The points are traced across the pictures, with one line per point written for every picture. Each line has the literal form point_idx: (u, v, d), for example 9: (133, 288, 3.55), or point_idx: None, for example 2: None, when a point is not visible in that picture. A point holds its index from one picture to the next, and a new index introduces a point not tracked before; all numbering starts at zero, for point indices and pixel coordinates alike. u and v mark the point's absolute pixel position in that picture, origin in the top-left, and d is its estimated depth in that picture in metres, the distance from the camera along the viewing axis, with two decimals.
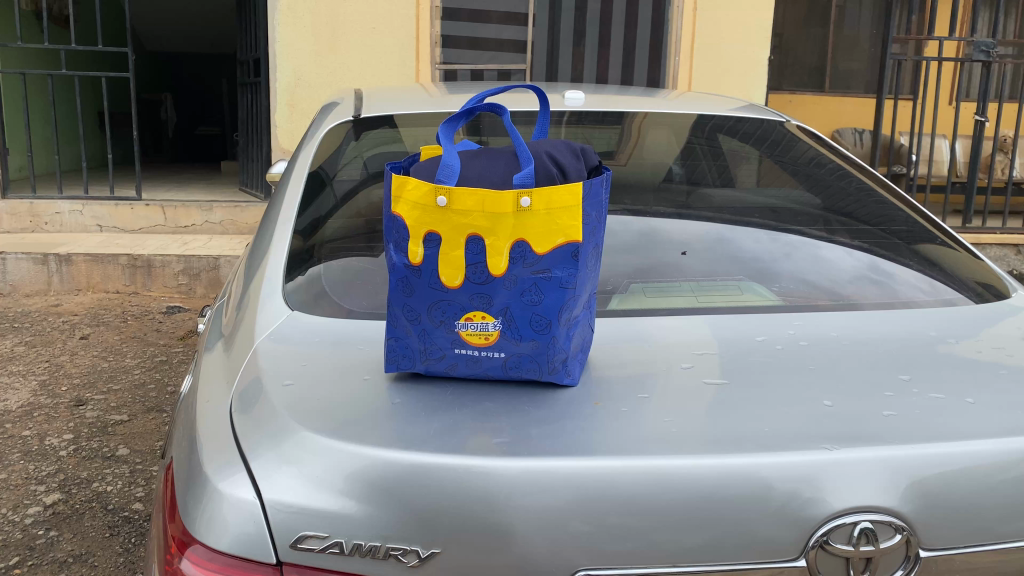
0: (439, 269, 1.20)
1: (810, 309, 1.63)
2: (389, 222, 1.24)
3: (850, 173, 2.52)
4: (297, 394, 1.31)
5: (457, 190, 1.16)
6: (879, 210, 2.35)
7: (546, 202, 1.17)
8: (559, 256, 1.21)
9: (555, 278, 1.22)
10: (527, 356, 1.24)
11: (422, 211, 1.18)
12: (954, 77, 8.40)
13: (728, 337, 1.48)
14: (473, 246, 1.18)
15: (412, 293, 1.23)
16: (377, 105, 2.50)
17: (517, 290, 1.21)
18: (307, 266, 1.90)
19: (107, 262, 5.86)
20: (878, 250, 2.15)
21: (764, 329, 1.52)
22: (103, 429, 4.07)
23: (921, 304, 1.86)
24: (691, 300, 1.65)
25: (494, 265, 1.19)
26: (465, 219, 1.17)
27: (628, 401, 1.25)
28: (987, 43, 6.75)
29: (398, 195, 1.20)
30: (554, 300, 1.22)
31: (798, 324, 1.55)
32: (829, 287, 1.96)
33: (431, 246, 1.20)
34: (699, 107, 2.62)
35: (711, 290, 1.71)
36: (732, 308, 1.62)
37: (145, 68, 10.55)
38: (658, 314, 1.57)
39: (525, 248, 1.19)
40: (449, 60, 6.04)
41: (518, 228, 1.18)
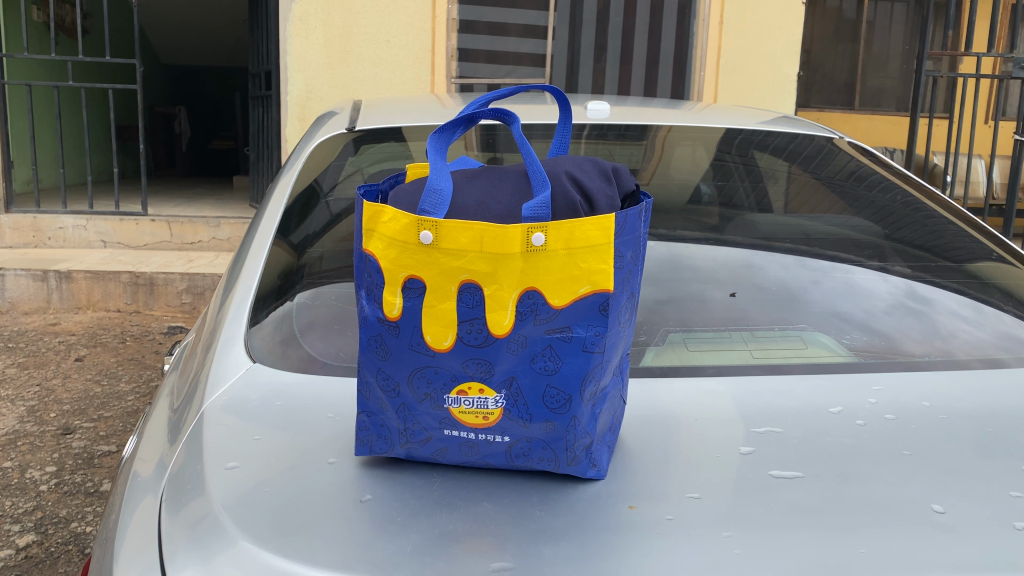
0: (423, 325, 0.90)
1: (892, 368, 1.32)
2: (362, 264, 0.95)
3: (895, 185, 2.17)
4: (244, 485, 1.02)
5: (447, 221, 0.86)
6: (934, 227, 1.99)
7: (567, 238, 0.87)
8: (582, 310, 0.91)
9: (577, 339, 0.92)
10: (539, 439, 0.94)
11: (401, 250, 0.89)
12: (991, 96, 8.05)
13: (796, 409, 1.17)
14: (467, 296, 0.89)
15: (387, 356, 0.93)
16: (377, 117, 2.20)
17: (528, 355, 0.91)
18: (283, 297, 1.61)
19: (108, 279, 5.60)
20: (940, 279, 1.80)
21: (838, 397, 1.21)
22: (90, 461, 3.72)
23: (975, 345, 1.57)
24: (744, 355, 1.33)
25: (496, 322, 0.89)
26: (459, 261, 0.87)
27: (669, 503, 0.94)
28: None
29: (371, 227, 0.91)
30: (575, 368, 0.92)
31: (880, 389, 1.24)
32: (863, 320, 1.65)
33: (413, 298, 0.90)
34: (727, 116, 2.30)
35: (766, 338, 1.40)
36: (796, 366, 1.31)
37: (159, 81, 10.39)
38: (705, 374, 1.26)
39: (537, 299, 0.89)
40: (465, 74, 5.77)
41: (528, 274, 0.88)
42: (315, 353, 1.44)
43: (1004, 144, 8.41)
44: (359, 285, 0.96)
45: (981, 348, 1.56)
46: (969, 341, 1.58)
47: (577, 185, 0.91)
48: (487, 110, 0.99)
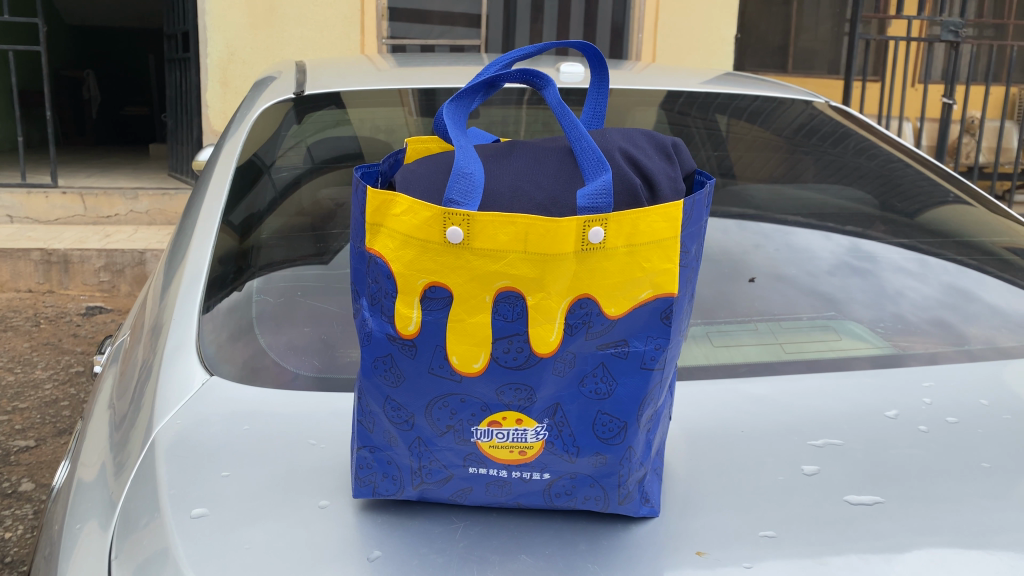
0: (448, 344, 0.72)
1: (936, 360, 1.20)
2: (363, 267, 0.76)
3: (849, 133, 2.03)
4: (216, 537, 0.82)
5: (484, 215, 0.68)
6: (896, 181, 1.88)
7: (633, 232, 0.70)
8: (642, 321, 0.74)
9: (639, 356, 0.75)
10: (587, 475, 0.78)
11: (423, 252, 0.70)
12: (919, 58, 8.12)
13: (849, 416, 1.04)
14: (505, 307, 0.71)
15: (399, 384, 0.75)
16: (324, 82, 1.96)
17: (577, 376, 0.74)
18: (232, 287, 1.38)
19: (17, 257, 5.18)
20: (925, 247, 1.65)
21: (887, 397, 1.09)
22: (5, 459, 3.37)
23: (924, 305, 1.47)
24: (774, 350, 1.20)
25: (541, 339, 0.72)
26: (497, 263, 0.69)
27: (742, 546, 0.80)
28: (957, 25, 6.14)
29: (379, 220, 0.72)
30: (629, 389, 0.76)
31: (930, 385, 1.12)
32: (806, 283, 1.52)
33: (436, 312, 0.71)
34: (664, 78, 2.09)
35: (791, 329, 1.26)
36: (832, 361, 1.17)
37: (63, 44, 9.71)
38: (738, 377, 1.11)
39: (590, 307, 0.72)
40: (397, 34, 5.48)
41: (582, 278, 0.71)
42: (270, 348, 1.23)
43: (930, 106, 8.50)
44: (360, 294, 0.76)
45: (930, 310, 1.45)
46: (917, 301, 1.48)
47: (634, 165, 0.75)
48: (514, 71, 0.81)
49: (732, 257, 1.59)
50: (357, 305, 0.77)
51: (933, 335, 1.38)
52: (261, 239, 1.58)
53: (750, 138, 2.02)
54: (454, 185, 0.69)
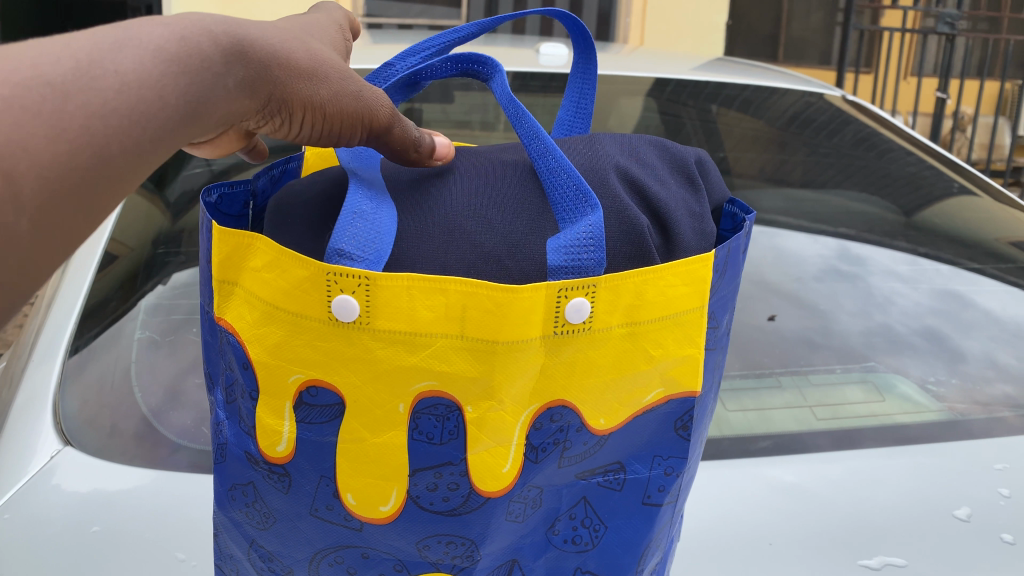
0: (338, 475, 0.52)
1: (1005, 431, 0.94)
2: (212, 348, 0.56)
3: (849, 120, 1.76)
4: None
5: (386, 279, 0.48)
6: (903, 177, 1.60)
7: (627, 318, 0.51)
8: (639, 438, 0.55)
9: (634, 483, 0.56)
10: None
11: (298, 336, 0.50)
12: (914, 51, 7.87)
13: (898, 511, 0.79)
14: (428, 420, 0.51)
15: (272, 523, 0.55)
16: None
17: (544, 516, 0.55)
18: (112, 317, 1.01)
19: None
20: (930, 249, 1.38)
21: (952, 485, 0.83)
22: None
23: (914, 313, 1.18)
24: (803, 416, 0.94)
25: (487, 471, 0.52)
26: (417, 357, 0.49)
27: None
28: (951, 15, 5.76)
29: (238, 289, 0.52)
30: (622, 531, 0.57)
31: (1004, 469, 0.86)
32: (790, 291, 1.22)
33: (323, 427, 0.51)
34: (659, 66, 1.81)
35: (819, 385, 1.01)
36: (876, 431, 0.92)
37: None
38: (759, 458, 0.86)
39: (569, 419, 0.52)
40: (373, 13, 5.17)
41: (552, 382, 0.51)
42: (153, 415, 0.89)
43: (925, 101, 8.26)
44: (217, 385, 0.56)
45: (922, 318, 1.17)
46: (908, 310, 1.19)
47: (636, 193, 0.55)
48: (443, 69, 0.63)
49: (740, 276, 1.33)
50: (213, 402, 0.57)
51: (926, 355, 1.10)
52: (191, 227, 1.21)
53: (742, 130, 1.71)
54: (350, 226, 0.49)
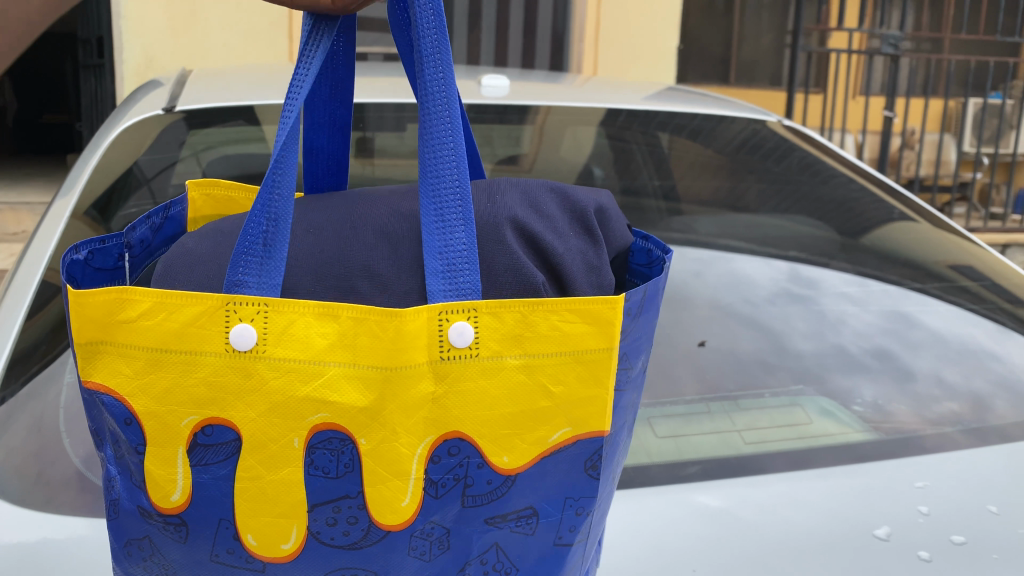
0: (238, 516, 0.54)
1: (941, 446, 0.99)
2: (90, 409, 0.55)
3: (794, 148, 1.77)
4: None
5: (282, 306, 0.50)
6: (842, 203, 1.64)
7: (519, 355, 0.53)
8: (548, 478, 0.57)
9: (542, 524, 0.58)
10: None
11: (190, 375, 0.51)
12: (862, 71, 8.03)
13: (820, 533, 0.81)
14: (323, 452, 0.53)
15: (173, 574, 0.56)
16: (200, 95, 1.58)
17: (454, 557, 0.57)
18: (42, 362, 0.99)
19: None
20: (874, 270, 1.42)
21: (874, 505, 0.85)
22: None
23: (866, 333, 1.23)
24: (730, 440, 0.96)
25: (386, 505, 0.54)
26: (309, 390, 0.51)
27: None
28: (894, 37, 5.88)
29: (115, 343, 0.52)
30: (538, 569, 0.59)
31: (924, 486, 0.89)
32: (745, 313, 1.25)
33: (219, 464, 0.53)
34: (608, 95, 1.83)
35: (753, 410, 1.04)
36: (815, 454, 0.95)
37: None
38: (704, 482, 0.88)
39: (468, 451, 0.54)
40: None
41: (448, 414, 0.53)
42: (86, 464, 0.88)
43: (874, 121, 8.44)
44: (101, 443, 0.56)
45: (874, 338, 1.22)
46: (860, 330, 1.23)
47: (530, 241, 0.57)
48: (344, 51, 0.68)
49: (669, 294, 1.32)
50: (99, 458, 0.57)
51: (881, 376, 1.15)
52: None
53: (690, 158, 1.73)
54: (249, 266, 0.52)
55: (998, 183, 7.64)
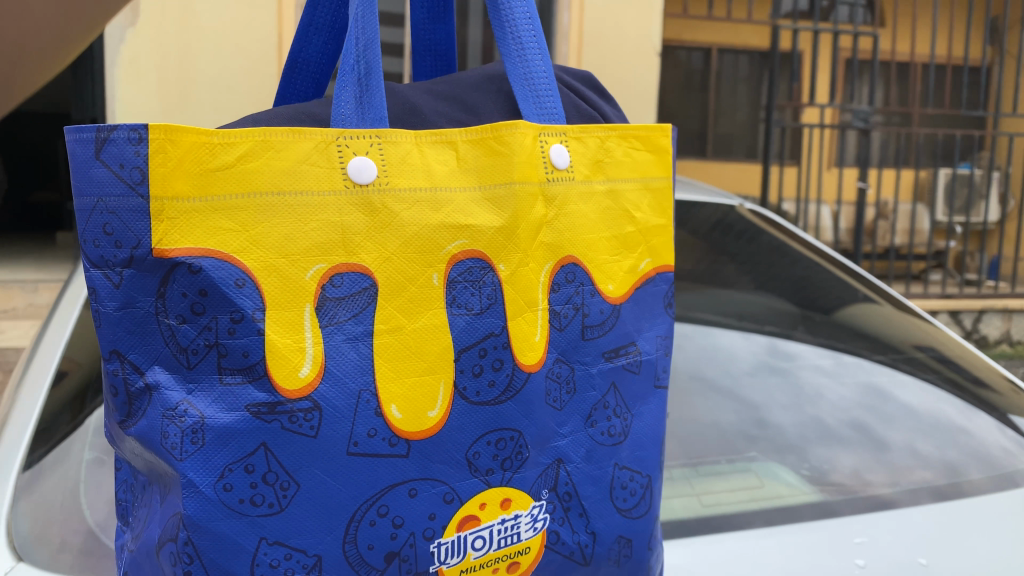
0: (381, 389, 0.66)
1: (884, 504, 1.10)
2: (139, 333, 0.61)
3: (759, 232, 1.82)
4: None
5: (393, 138, 0.66)
6: (806, 283, 1.74)
7: (602, 180, 0.77)
8: (640, 307, 0.82)
9: (643, 363, 0.82)
10: (615, 549, 0.79)
11: (317, 216, 0.63)
12: (836, 142, 8.23)
13: None
14: (462, 273, 0.69)
15: (294, 492, 0.63)
16: None
17: (578, 408, 0.77)
18: (57, 438, 1.08)
19: None
20: (846, 345, 1.55)
21: (814, 560, 0.96)
22: None
23: (842, 406, 1.35)
24: (690, 503, 1.06)
25: (527, 346, 0.72)
26: (443, 219, 0.68)
27: None
28: (865, 112, 6.04)
29: (199, 204, 0.60)
30: (647, 415, 0.82)
31: (862, 543, 0.99)
32: (727, 386, 1.35)
33: (356, 315, 0.65)
34: None
35: (711, 475, 1.14)
36: (766, 514, 1.05)
37: None
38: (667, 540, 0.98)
39: (579, 272, 0.76)
40: None
41: (563, 242, 0.74)
42: (99, 529, 0.97)
43: (848, 190, 8.64)
44: (150, 367, 0.61)
45: (849, 411, 1.34)
46: (836, 403, 1.35)
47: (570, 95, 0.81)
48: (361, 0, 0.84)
49: None
50: (156, 397, 0.61)
51: (856, 446, 1.26)
52: None
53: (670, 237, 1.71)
54: (348, 85, 0.66)
55: (969, 251, 7.82)
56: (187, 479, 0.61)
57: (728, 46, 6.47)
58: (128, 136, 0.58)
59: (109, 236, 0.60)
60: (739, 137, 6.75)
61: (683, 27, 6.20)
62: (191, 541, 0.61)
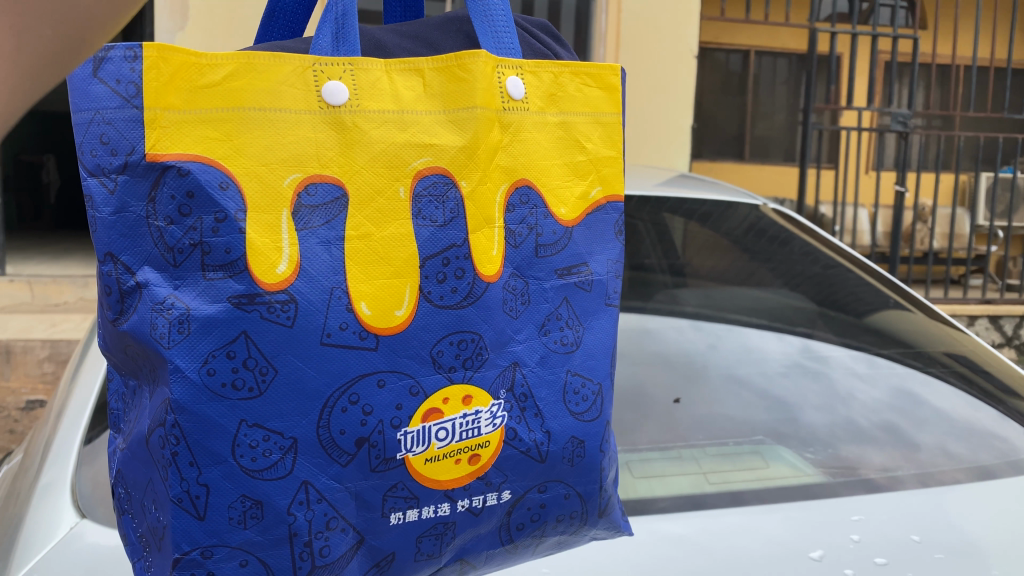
0: (351, 287, 0.70)
1: (885, 485, 1.15)
2: (130, 236, 0.66)
3: (793, 238, 1.85)
4: None
5: (364, 66, 0.71)
6: (839, 287, 1.75)
7: (555, 112, 0.82)
8: (591, 232, 0.85)
9: (595, 282, 0.84)
10: (569, 449, 0.81)
11: (293, 131, 0.68)
12: (875, 144, 8.15)
13: (762, 554, 0.99)
14: (427, 186, 0.73)
15: (272, 378, 0.67)
16: None
17: (532, 317, 0.79)
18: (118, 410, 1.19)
19: None
20: (873, 348, 1.56)
21: (812, 533, 1.03)
22: None
23: (874, 408, 1.38)
24: (697, 481, 1.13)
25: (485, 257, 0.76)
26: (408, 139, 0.72)
27: None
28: (903, 115, 5.96)
29: (186, 115, 0.65)
30: (595, 336, 0.84)
31: (859, 521, 1.05)
32: (759, 385, 1.38)
33: (330, 220, 0.69)
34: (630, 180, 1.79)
35: (722, 456, 1.21)
36: (769, 491, 1.12)
37: None
38: (673, 512, 1.06)
39: (529, 192, 0.80)
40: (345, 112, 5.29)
41: (517, 166, 0.78)
42: None
43: (886, 193, 8.57)
44: (140, 267, 0.66)
45: (881, 413, 1.36)
46: (868, 405, 1.38)
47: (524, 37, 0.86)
48: None
49: (690, 358, 1.43)
50: (145, 293, 0.66)
51: (887, 445, 1.29)
52: None
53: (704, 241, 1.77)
54: (325, 27, 0.72)
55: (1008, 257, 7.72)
56: (174, 365, 0.65)
57: (766, 49, 6.45)
58: (124, 54, 0.65)
59: (105, 144, 0.66)
60: (776, 139, 6.73)
61: (721, 30, 6.19)
62: (178, 422, 0.66)
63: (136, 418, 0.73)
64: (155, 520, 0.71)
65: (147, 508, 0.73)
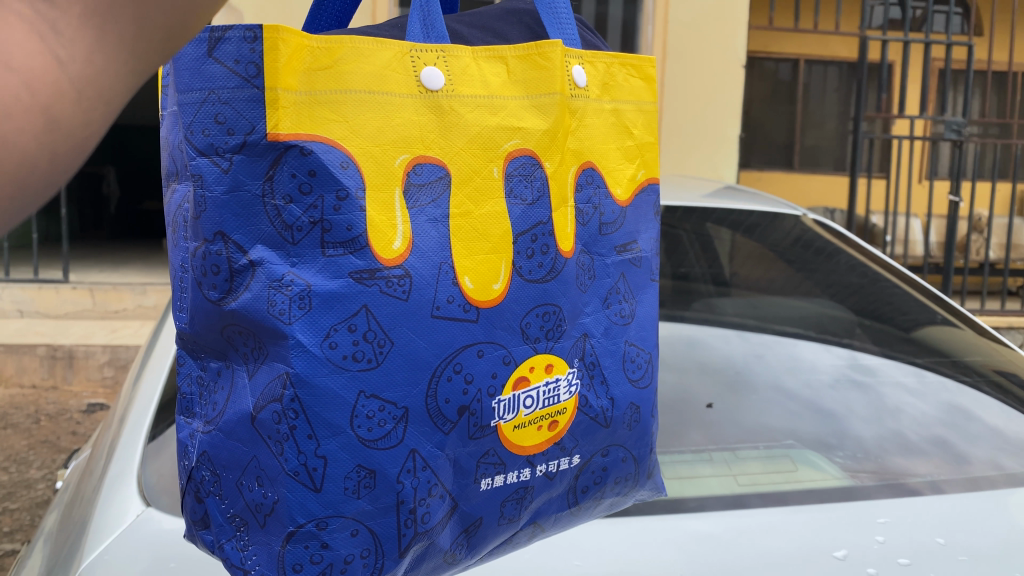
0: (455, 261, 0.74)
1: (918, 491, 1.17)
2: (244, 215, 0.70)
3: (840, 251, 1.86)
4: None
5: (454, 53, 0.76)
6: (885, 299, 1.74)
7: (609, 99, 0.89)
8: (639, 211, 0.93)
9: (643, 259, 0.92)
10: (628, 415, 0.88)
11: (401, 113, 0.72)
12: (929, 154, 8.01)
13: (788, 553, 1.02)
14: (518, 167, 0.78)
15: (388, 350, 0.71)
16: None
17: (597, 290, 0.86)
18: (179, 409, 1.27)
19: None
20: (914, 360, 1.56)
21: (838, 534, 1.05)
22: None
23: (924, 422, 1.38)
24: (728, 482, 1.17)
25: (563, 235, 0.82)
26: (500, 122, 0.78)
27: None
28: (958, 123, 5.81)
29: (305, 97, 0.68)
30: (648, 303, 0.92)
31: (885, 524, 1.08)
32: (806, 396, 1.40)
33: (437, 199, 0.74)
34: (673, 192, 1.84)
35: (751, 460, 1.24)
36: (799, 493, 1.15)
37: None
38: (703, 510, 1.09)
39: (593, 174, 0.86)
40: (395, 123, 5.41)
41: (584, 148, 0.85)
42: None
43: (939, 203, 8.39)
44: (253, 246, 0.70)
45: (930, 427, 1.36)
46: (916, 418, 1.38)
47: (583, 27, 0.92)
48: None
49: (734, 368, 1.46)
50: (260, 271, 0.69)
51: (936, 458, 1.29)
52: None
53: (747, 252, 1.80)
54: (415, 15, 0.77)
55: None
56: (297, 340, 0.68)
57: (816, 58, 6.40)
58: (243, 35, 0.68)
59: (221, 124, 0.70)
60: (826, 148, 6.68)
61: (770, 39, 6.17)
62: (299, 395, 0.68)
63: (227, 396, 0.76)
64: (259, 496, 0.73)
65: (243, 487, 0.74)
